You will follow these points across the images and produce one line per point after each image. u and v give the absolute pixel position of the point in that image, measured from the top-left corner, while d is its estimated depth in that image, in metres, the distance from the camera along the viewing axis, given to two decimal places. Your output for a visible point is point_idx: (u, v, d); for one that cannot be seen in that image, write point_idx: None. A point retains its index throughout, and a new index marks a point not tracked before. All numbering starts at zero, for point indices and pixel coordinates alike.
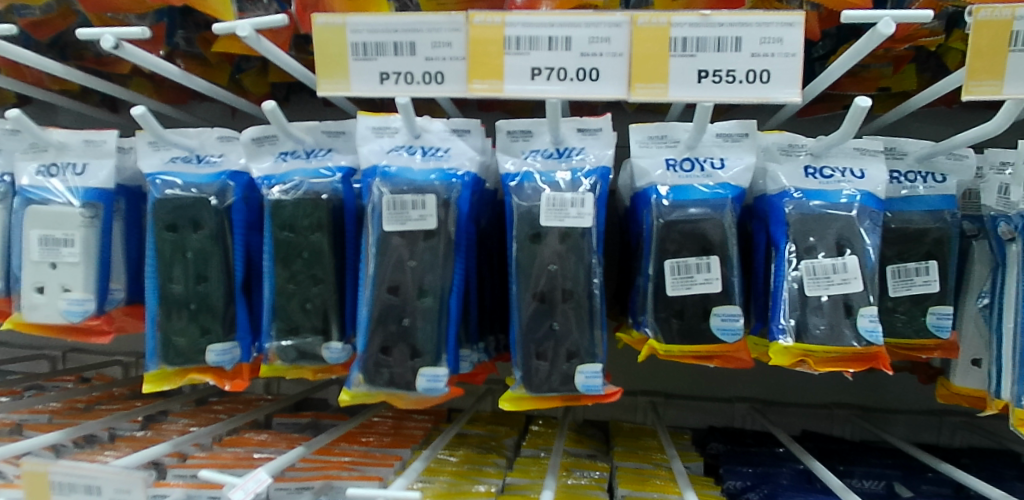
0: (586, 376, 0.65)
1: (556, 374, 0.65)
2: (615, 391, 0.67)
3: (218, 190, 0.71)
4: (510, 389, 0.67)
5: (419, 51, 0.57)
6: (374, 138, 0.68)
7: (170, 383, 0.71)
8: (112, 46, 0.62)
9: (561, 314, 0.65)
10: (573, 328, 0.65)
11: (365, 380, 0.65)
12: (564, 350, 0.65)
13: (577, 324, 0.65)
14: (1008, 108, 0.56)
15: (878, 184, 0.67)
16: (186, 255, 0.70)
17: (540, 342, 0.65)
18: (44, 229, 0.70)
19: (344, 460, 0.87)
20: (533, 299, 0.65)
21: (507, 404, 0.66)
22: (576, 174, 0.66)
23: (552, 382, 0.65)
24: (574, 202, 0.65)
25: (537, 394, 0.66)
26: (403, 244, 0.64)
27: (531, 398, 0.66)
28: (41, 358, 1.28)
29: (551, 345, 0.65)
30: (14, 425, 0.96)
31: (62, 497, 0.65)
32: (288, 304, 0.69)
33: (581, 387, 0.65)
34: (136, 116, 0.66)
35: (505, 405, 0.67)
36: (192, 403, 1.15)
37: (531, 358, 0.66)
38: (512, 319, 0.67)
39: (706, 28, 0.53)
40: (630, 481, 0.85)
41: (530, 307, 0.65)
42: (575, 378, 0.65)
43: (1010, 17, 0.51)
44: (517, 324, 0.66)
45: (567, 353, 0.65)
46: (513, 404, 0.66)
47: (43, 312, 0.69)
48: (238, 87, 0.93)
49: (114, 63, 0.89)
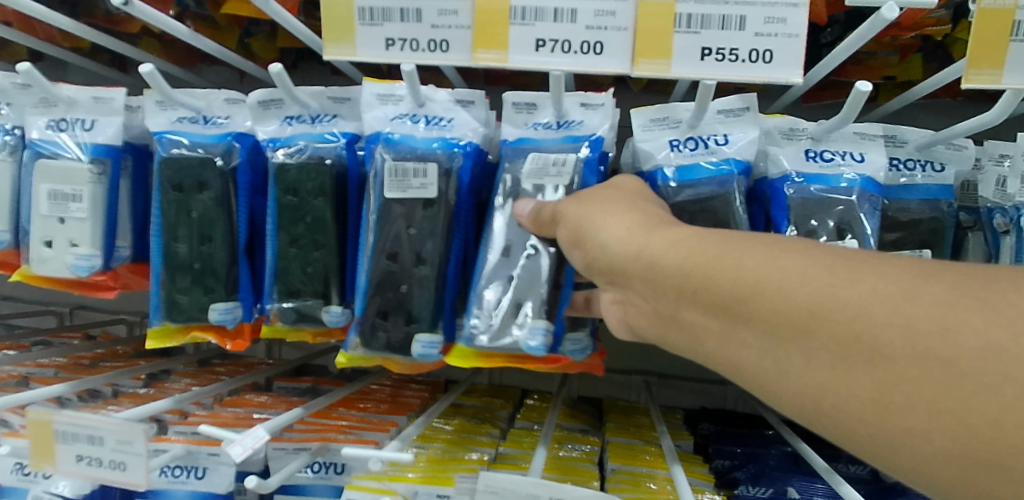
0: (528, 333, 0.63)
1: (504, 329, 0.64)
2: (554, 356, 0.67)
3: (223, 151, 0.72)
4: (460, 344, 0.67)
5: (425, 18, 0.57)
6: (379, 105, 0.69)
7: (173, 340, 0.73)
8: (122, 3, 0.62)
9: (523, 264, 0.65)
10: (528, 281, 0.65)
11: (362, 344, 0.66)
12: (514, 305, 0.64)
13: (535, 280, 0.64)
14: (1007, 99, 0.56)
15: (878, 169, 0.67)
16: (190, 216, 0.71)
17: (495, 295, 0.65)
18: (54, 183, 0.71)
19: (341, 424, 0.89)
20: (497, 253, 0.66)
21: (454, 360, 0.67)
22: (571, 141, 0.68)
23: (497, 338, 0.64)
24: (557, 161, 0.66)
25: (487, 350, 0.65)
26: (402, 212, 0.65)
27: (477, 357, 0.67)
28: (49, 313, 1.32)
29: (501, 300, 0.65)
30: (21, 377, 0.99)
31: (67, 445, 0.67)
32: (289, 267, 0.71)
33: (524, 346, 0.63)
34: (145, 74, 0.66)
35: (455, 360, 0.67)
36: (194, 363, 1.18)
37: (481, 309, 0.65)
38: (478, 273, 0.67)
39: (712, 5, 0.53)
40: (620, 455, 0.87)
41: (492, 261, 0.66)
42: (521, 333, 0.63)
43: (1014, 6, 0.50)
44: (479, 279, 0.66)
45: (518, 308, 0.64)
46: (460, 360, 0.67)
47: (52, 265, 0.71)
48: (247, 51, 0.95)
49: (124, 21, 0.92)
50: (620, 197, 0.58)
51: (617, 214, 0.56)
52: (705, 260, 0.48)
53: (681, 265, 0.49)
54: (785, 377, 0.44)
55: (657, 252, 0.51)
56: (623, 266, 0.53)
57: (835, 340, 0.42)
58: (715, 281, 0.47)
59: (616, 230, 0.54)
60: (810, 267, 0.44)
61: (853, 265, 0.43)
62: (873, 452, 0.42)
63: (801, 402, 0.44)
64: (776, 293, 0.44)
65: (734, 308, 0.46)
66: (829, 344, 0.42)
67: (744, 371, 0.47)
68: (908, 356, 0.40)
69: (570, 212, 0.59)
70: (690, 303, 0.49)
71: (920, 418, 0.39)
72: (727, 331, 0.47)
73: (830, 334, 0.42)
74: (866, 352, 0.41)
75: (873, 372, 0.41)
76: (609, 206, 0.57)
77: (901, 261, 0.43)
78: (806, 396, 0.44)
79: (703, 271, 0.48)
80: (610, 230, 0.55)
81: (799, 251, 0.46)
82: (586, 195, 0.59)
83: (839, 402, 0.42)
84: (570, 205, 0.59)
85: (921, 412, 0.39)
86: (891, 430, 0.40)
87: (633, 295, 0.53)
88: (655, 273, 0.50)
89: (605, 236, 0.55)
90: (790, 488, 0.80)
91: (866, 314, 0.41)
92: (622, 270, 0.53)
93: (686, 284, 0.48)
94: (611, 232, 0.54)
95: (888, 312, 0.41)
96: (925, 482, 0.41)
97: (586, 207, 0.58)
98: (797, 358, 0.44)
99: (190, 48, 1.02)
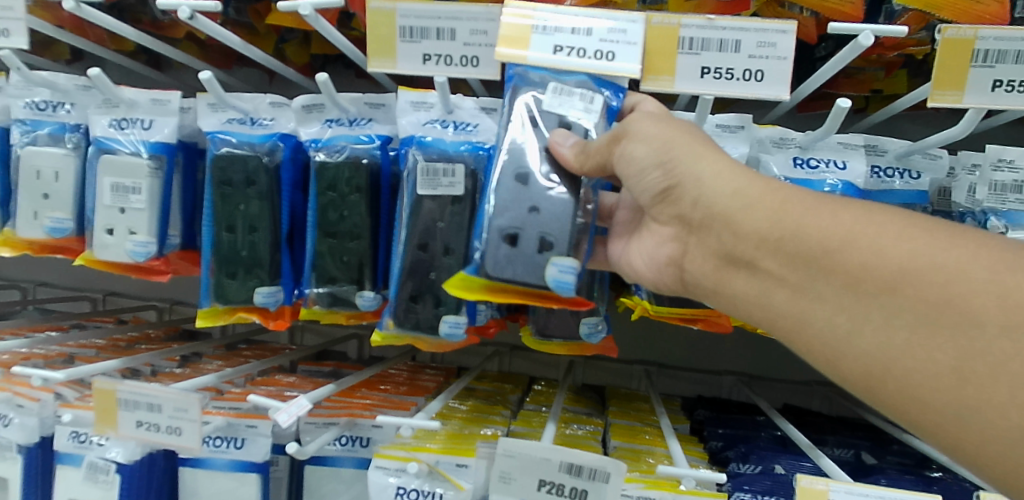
0: (558, 270, 0.63)
1: (525, 261, 0.64)
2: (582, 299, 0.68)
3: (269, 149, 0.80)
4: (460, 274, 0.66)
5: (458, 36, 0.65)
6: (412, 111, 0.76)
7: (221, 320, 0.80)
8: (188, 17, 0.69)
9: (548, 197, 0.64)
10: (555, 215, 0.64)
11: (395, 324, 0.73)
12: (538, 237, 0.64)
13: (561, 215, 0.64)
14: (969, 117, 0.63)
15: (858, 176, 0.75)
16: (240, 208, 0.78)
17: (511, 224, 0.64)
18: (116, 177, 0.78)
19: (366, 402, 0.96)
20: (515, 180, 0.64)
21: (453, 289, 0.66)
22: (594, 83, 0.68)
23: (514, 269, 0.64)
24: (583, 97, 0.66)
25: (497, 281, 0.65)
26: (434, 207, 0.73)
27: (480, 289, 0.66)
28: (82, 299, 1.40)
29: (522, 230, 0.64)
30: (67, 356, 1.07)
31: (129, 412, 0.75)
32: (327, 259, 0.78)
33: (552, 281, 0.63)
34: (204, 80, 0.74)
35: (456, 290, 0.66)
36: (222, 347, 1.26)
37: (498, 239, 0.64)
38: (488, 202, 0.65)
39: (711, 30, 0.61)
40: (623, 434, 0.94)
41: (509, 187, 0.64)
42: (548, 270, 0.63)
43: (973, 37, 0.58)
44: (489, 211, 0.65)
45: (542, 243, 0.64)
46: (460, 290, 0.66)
47: (113, 251, 0.79)
48: (281, 57, 1.02)
49: (170, 26, 1.00)
50: (696, 135, 0.63)
51: (707, 149, 0.61)
52: (797, 210, 0.57)
53: (782, 210, 0.57)
54: (858, 337, 0.53)
55: (756, 195, 0.58)
56: (713, 205, 0.59)
57: (925, 298, 0.51)
58: (809, 229, 0.56)
59: (710, 164, 0.60)
60: (912, 229, 0.54)
61: (935, 232, 0.54)
62: (932, 417, 0.51)
63: (870, 358, 0.53)
64: (870, 249, 0.54)
65: (824, 258, 0.55)
66: (916, 303, 0.52)
67: (811, 328, 0.56)
68: (997, 327, 0.49)
69: (649, 130, 0.61)
70: (770, 252, 0.57)
71: (982, 373, 0.49)
72: (805, 282, 0.56)
73: (912, 291, 0.52)
74: (955, 315, 0.50)
75: (960, 336, 0.50)
76: (695, 139, 0.62)
77: (957, 234, 0.53)
78: (873, 354, 0.53)
79: (795, 220, 0.57)
80: (707, 166, 0.60)
81: (878, 217, 0.55)
82: (665, 120, 0.63)
83: (897, 358, 0.52)
84: (648, 125, 0.62)
85: (1001, 383, 0.48)
86: (951, 382, 0.50)
87: (707, 235, 0.61)
88: (746, 216, 0.58)
89: (701, 170, 0.60)
90: (776, 465, 0.88)
91: (962, 280, 0.51)
92: (714, 207, 0.59)
93: (775, 231, 0.57)
94: (707, 167, 0.60)
95: (984, 280, 0.50)
96: (968, 451, 0.50)
97: (670, 131, 0.61)
98: (879, 318, 0.53)
99: (226, 51, 1.10)
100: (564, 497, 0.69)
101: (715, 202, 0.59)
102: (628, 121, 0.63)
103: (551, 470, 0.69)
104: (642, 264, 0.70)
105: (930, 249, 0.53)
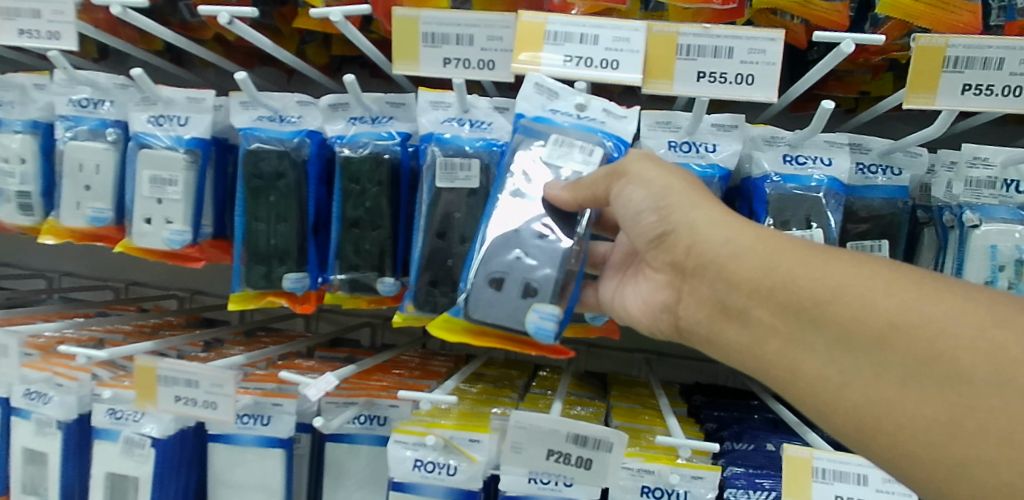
0: (539, 317, 0.67)
1: (508, 306, 0.68)
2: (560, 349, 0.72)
3: (297, 145, 0.86)
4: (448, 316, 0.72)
5: (476, 42, 0.71)
6: (432, 110, 0.82)
7: (252, 304, 0.86)
8: (226, 22, 0.75)
9: (540, 242, 0.69)
10: (543, 261, 0.68)
11: (416, 306, 0.79)
12: (523, 282, 0.68)
13: (548, 263, 0.68)
14: (943, 118, 0.69)
15: (842, 172, 0.81)
16: (269, 198, 0.85)
17: (497, 269, 0.68)
18: (154, 170, 0.84)
19: (382, 384, 1.02)
20: (507, 228, 0.69)
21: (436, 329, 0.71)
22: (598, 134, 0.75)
23: (495, 313, 0.68)
24: (583, 148, 0.73)
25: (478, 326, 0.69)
26: (452, 198, 0.79)
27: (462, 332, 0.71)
28: (105, 288, 1.46)
29: (508, 275, 0.68)
30: (97, 340, 1.13)
31: (168, 387, 0.81)
32: (349, 247, 0.84)
33: (532, 327, 0.67)
34: (239, 80, 0.80)
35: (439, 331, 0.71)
36: (241, 335, 1.32)
37: (484, 283, 0.68)
38: (478, 248, 0.71)
39: (707, 38, 0.67)
40: (624, 414, 1.01)
41: (502, 233, 0.69)
42: (528, 316, 0.67)
43: (944, 45, 0.64)
44: (478, 255, 0.70)
45: (526, 290, 0.68)
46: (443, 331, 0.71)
47: (150, 238, 0.85)
48: (303, 58, 1.08)
49: (199, 28, 1.06)
50: (693, 186, 0.68)
51: (703, 200, 0.66)
52: (789, 260, 0.61)
53: (773, 259, 0.62)
54: (848, 390, 0.57)
55: (747, 244, 0.63)
56: (707, 254, 0.64)
57: (910, 353, 0.54)
58: (800, 282, 0.60)
59: (705, 213, 0.65)
60: (901, 281, 0.57)
61: (923, 287, 0.56)
62: (924, 472, 0.53)
63: (860, 413, 0.56)
64: (858, 299, 0.57)
65: (817, 309, 0.59)
66: (904, 358, 0.54)
67: (802, 378, 0.59)
68: (982, 378, 0.51)
69: (649, 176, 0.67)
70: (763, 299, 0.62)
71: (969, 432, 0.51)
72: (795, 333, 0.60)
73: (900, 346, 0.55)
74: (945, 370, 0.53)
75: (947, 392, 0.52)
76: (691, 188, 0.67)
77: None
78: (864, 409, 0.56)
79: (786, 269, 0.61)
80: (702, 213, 0.65)
81: (868, 271, 0.59)
82: (666, 169, 0.68)
83: (886, 413, 0.55)
84: (647, 170, 0.67)
85: (986, 439, 0.50)
86: (938, 440, 0.52)
87: (703, 283, 0.66)
88: (736, 263, 0.63)
89: (695, 216, 0.65)
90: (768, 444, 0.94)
91: (948, 333, 0.54)
92: (709, 255, 0.64)
93: (767, 280, 0.61)
94: (701, 214, 0.65)
95: (972, 334, 0.53)
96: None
97: (669, 179, 0.67)
98: (867, 371, 0.56)
99: (249, 51, 1.16)
100: (571, 466, 0.75)
101: (709, 250, 0.64)
102: (627, 161, 0.69)
103: (558, 440, 0.75)
104: (641, 309, 0.75)
105: (917, 286, 0.56)
